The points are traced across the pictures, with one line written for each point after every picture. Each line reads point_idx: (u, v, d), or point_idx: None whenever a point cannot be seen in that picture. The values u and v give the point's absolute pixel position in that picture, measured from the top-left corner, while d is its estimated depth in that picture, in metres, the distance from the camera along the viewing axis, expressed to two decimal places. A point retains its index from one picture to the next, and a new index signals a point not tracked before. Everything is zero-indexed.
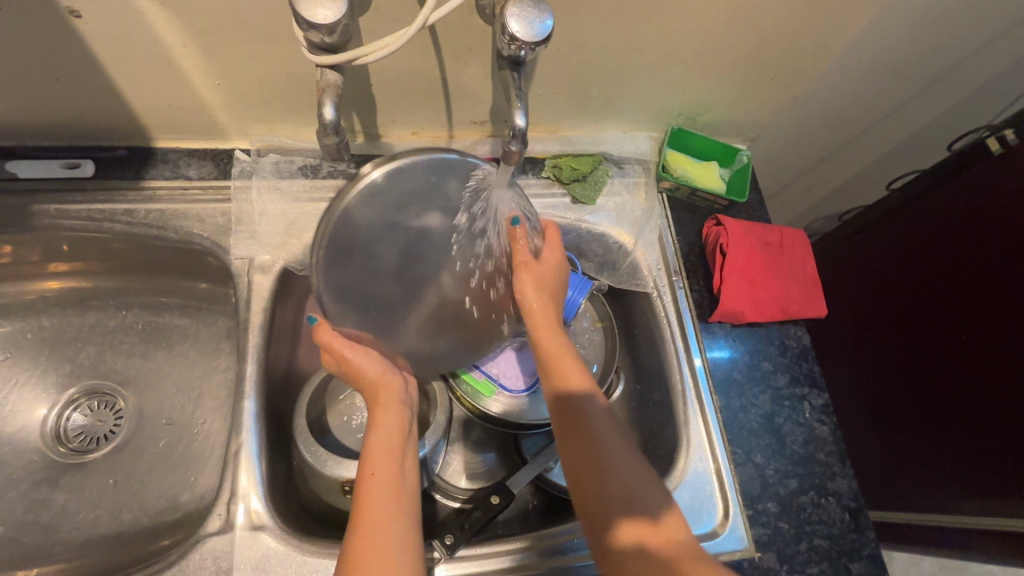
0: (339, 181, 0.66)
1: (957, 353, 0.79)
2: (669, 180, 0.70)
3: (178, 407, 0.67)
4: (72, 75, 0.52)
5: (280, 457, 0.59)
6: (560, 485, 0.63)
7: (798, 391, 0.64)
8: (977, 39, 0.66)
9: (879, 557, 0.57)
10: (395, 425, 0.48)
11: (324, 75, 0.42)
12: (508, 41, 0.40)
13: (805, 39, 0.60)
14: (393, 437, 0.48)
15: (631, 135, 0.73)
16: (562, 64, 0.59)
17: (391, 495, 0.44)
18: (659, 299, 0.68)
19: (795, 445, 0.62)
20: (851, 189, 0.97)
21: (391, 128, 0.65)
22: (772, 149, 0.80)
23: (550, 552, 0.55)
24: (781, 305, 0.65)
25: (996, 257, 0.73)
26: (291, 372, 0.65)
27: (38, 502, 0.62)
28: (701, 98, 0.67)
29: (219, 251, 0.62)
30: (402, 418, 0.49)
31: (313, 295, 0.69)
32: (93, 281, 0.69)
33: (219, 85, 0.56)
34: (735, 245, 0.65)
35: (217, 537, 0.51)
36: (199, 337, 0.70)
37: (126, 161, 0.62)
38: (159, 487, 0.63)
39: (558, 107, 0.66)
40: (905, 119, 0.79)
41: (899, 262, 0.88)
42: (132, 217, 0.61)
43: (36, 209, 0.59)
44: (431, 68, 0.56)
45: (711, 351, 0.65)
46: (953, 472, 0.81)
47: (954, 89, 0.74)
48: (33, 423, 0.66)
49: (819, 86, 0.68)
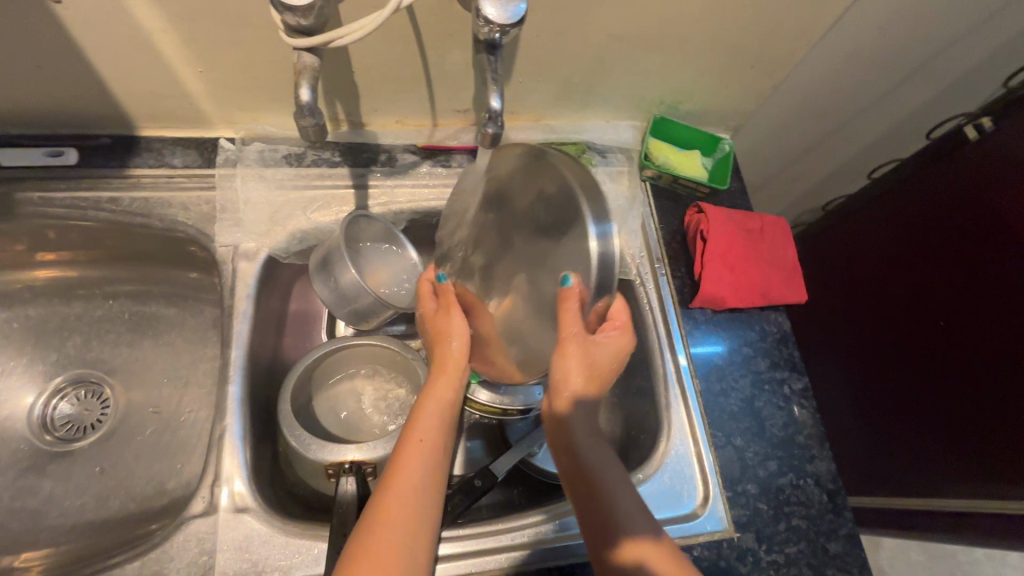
0: (323, 169, 0.66)
1: (938, 338, 0.80)
2: (651, 169, 0.70)
3: (165, 395, 0.68)
4: (54, 62, 0.52)
5: (266, 442, 0.59)
6: (543, 469, 0.63)
7: (778, 375, 0.65)
8: (955, 27, 0.67)
9: (856, 537, 0.58)
10: (448, 402, 0.52)
11: (301, 58, 0.43)
12: (482, 24, 0.41)
13: (782, 27, 0.60)
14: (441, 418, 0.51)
15: (614, 124, 0.73)
16: (542, 52, 0.59)
17: (427, 468, 0.47)
18: (642, 285, 0.68)
19: (774, 428, 0.62)
20: (835, 181, 0.98)
21: (375, 117, 0.66)
22: (754, 138, 0.81)
23: (530, 535, 0.55)
24: (761, 291, 0.66)
25: (975, 244, 0.74)
26: (277, 359, 0.66)
27: (25, 489, 0.62)
28: (683, 87, 0.68)
29: (203, 238, 0.63)
30: (455, 398, 0.53)
31: (299, 283, 0.69)
32: (79, 271, 0.69)
33: (202, 72, 0.56)
34: (715, 231, 0.66)
35: (201, 519, 0.51)
36: (186, 326, 0.70)
37: (110, 150, 0.63)
38: (145, 474, 0.63)
39: (541, 95, 0.66)
40: (885, 109, 0.80)
41: (881, 251, 0.89)
42: (116, 205, 0.61)
43: (19, 197, 0.59)
44: (411, 55, 0.56)
45: (692, 336, 0.66)
46: (930, 457, 0.83)
47: (934, 79, 0.75)
48: (19, 411, 0.66)
49: (798, 73, 0.69)
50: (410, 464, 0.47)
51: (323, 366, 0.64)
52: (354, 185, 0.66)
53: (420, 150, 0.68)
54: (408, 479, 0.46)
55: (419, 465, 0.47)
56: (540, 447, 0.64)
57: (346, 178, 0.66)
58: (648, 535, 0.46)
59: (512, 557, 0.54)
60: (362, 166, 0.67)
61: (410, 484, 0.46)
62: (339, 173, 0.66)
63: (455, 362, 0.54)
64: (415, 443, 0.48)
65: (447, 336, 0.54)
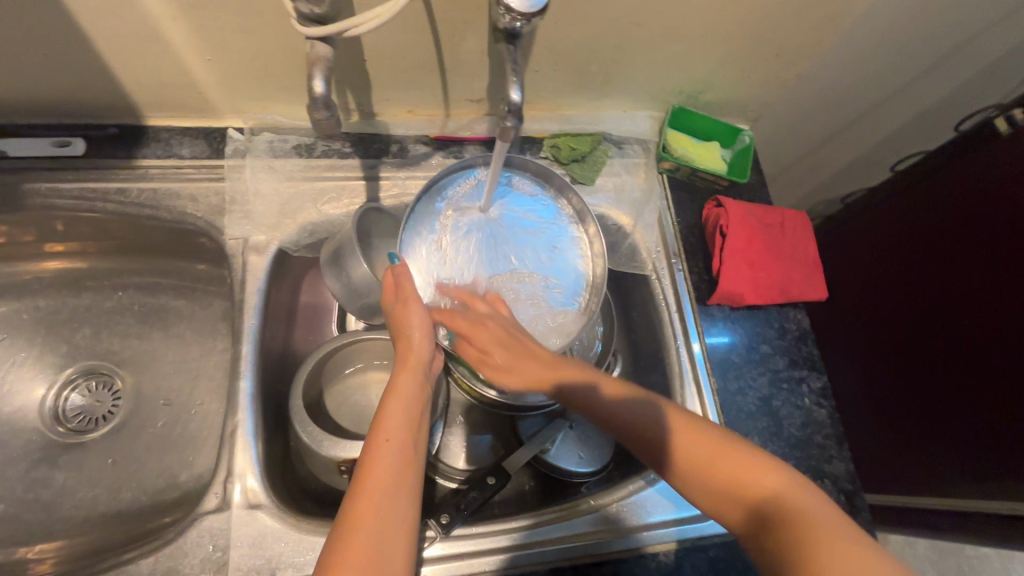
0: (333, 160, 0.65)
1: (960, 336, 0.79)
2: (669, 161, 0.69)
3: (176, 387, 0.67)
4: (60, 50, 0.51)
5: (277, 438, 0.59)
6: (555, 466, 0.63)
7: (796, 373, 0.64)
8: (987, 15, 0.64)
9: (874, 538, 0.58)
10: (414, 397, 0.49)
11: (315, 48, 0.41)
12: (503, 12, 0.39)
13: (810, 15, 0.58)
14: (406, 416, 0.47)
15: (631, 114, 0.71)
16: (559, 40, 0.57)
17: (399, 469, 0.43)
18: (658, 281, 0.67)
19: (793, 427, 0.61)
20: (855, 172, 0.95)
21: (386, 107, 0.64)
22: (775, 128, 0.79)
23: (543, 533, 0.55)
24: (781, 288, 0.65)
25: (999, 241, 0.73)
26: (288, 353, 0.65)
27: (37, 481, 0.62)
28: (703, 77, 0.66)
29: (212, 231, 0.62)
30: (423, 389, 0.50)
31: (310, 277, 0.69)
32: (89, 263, 0.68)
33: (210, 61, 0.55)
34: (735, 226, 0.64)
35: (214, 515, 0.51)
36: (196, 318, 0.70)
37: (117, 140, 0.61)
38: (158, 466, 0.63)
39: (557, 84, 0.64)
40: (911, 99, 0.77)
41: (901, 246, 0.87)
42: (125, 196, 0.60)
43: (27, 187, 0.58)
44: (424, 41, 0.54)
45: (709, 333, 0.65)
46: (949, 458, 0.81)
47: (964, 67, 0.73)
48: (31, 403, 0.66)
49: (822, 65, 0.66)
50: (377, 471, 0.42)
51: (330, 362, 0.63)
52: (365, 176, 0.65)
53: (433, 141, 0.67)
54: (379, 480, 0.41)
55: (391, 462, 0.43)
56: (552, 444, 0.63)
57: (356, 170, 0.65)
58: (750, 472, 0.40)
59: (528, 558, 0.53)
60: (373, 157, 0.65)
61: (384, 489, 0.41)
62: (350, 164, 0.65)
63: (418, 349, 0.51)
64: (382, 444, 0.44)
65: (408, 325, 0.51)
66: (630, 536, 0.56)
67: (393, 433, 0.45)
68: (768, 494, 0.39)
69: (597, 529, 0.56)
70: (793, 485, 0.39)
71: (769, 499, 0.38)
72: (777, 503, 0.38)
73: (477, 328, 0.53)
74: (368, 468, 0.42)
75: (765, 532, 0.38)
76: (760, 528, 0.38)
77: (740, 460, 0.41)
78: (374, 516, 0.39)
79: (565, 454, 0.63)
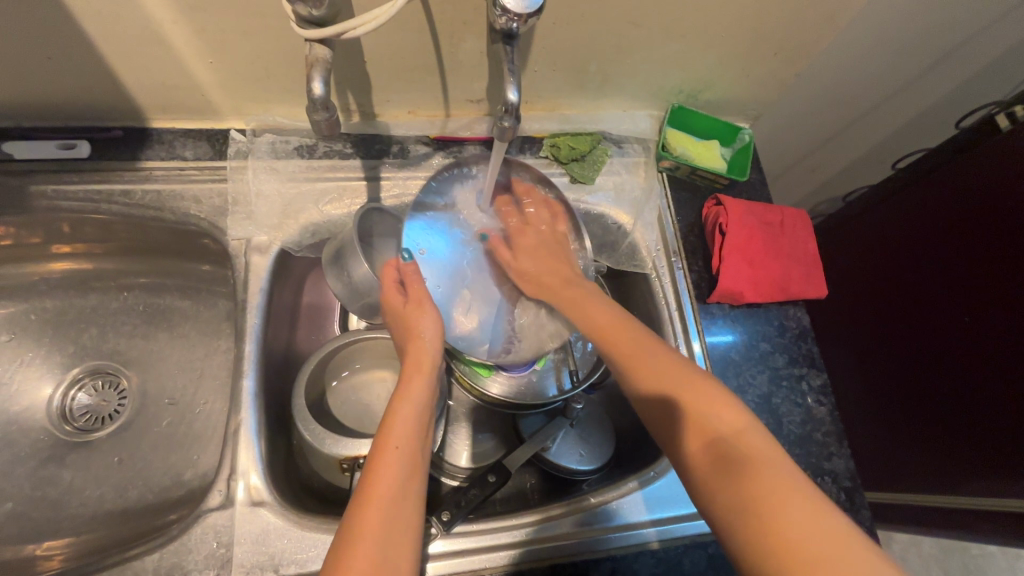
0: (335, 161, 0.65)
1: (960, 334, 0.78)
2: (668, 160, 0.69)
3: (180, 387, 0.68)
4: (64, 54, 0.52)
5: (280, 436, 0.60)
6: (556, 464, 0.63)
7: (796, 371, 0.64)
8: (987, 12, 0.64)
9: (874, 535, 0.58)
10: (425, 400, 0.49)
11: (313, 50, 0.42)
12: (499, 14, 0.40)
13: (809, 13, 0.58)
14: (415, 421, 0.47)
15: (631, 114, 0.72)
16: (558, 41, 0.58)
17: (407, 472, 0.43)
18: (658, 280, 0.68)
19: (792, 425, 0.61)
20: (857, 170, 0.95)
21: (387, 108, 0.64)
22: (776, 127, 0.79)
23: (543, 530, 0.55)
24: (781, 286, 0.65)
25: (999, 239, 0.72)
26: (290, 352, 0.65)
27: (45, 479, 0.63)
28: (702, 76, 0.66)
29: (216, 232, 0.62)
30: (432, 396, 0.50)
31: (312, 277, 0.69)
32: (94, 264, 0.69)
33: (212, 63, 0.55)
34: (734, 224, 0.64)
35: (218, 512, 0.52)
36: (200, 318, 0.71)
37: (122, 142, 0.62)
38: (163, 465, 0.64)
39: (556, 83, 0.64)
40: (912, 96, 0.77)
41: (903, 243, 0.87)
42: (129, 198, 0.61)
43: (34, 189, 0.59)
44: (423, 43, 0.55)
45: (709, 331, 0.65)
46: (951, 456, 0.81)
47: (966, 63, 0.73)
48: (39, 403, 0.66)
49: (822, 62, 0.66)
50: (386, 475, 0.42)
51: (332, 362, 0.63)
52: (366, 177, 0.66)
53: (433, 141, 0.67)
54: (387, 484, 0.42)
55: (400, 466, 0.43)
56: (553, 443, 0.63)
57: (357, 171, 0.66)
58: (715, 405, 0.43)
59: (530, 555, 0.54)
60: (374, 158, 0.66)
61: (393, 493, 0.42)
62: (351, 164, 0.66)
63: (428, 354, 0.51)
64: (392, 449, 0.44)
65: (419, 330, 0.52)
66: (630, 533, 0.56)
67: (403, 437, 0.45)
68: (726, 428, 0.42)
69: (598, 527, 0.56)
70: (747, 425, 0.42)
71: (725, 432, 0.41)
72: (734, 440, 0.41)
73: (526, 230, 0.65)
74: (378, 469, 0.43)
75: (717, 460, 0.40)
76: (709, 451, 0.41)
77: (709, 394, 0.44)
78: (383, 519, 0.40)
79: (566, 452, 0.63)
